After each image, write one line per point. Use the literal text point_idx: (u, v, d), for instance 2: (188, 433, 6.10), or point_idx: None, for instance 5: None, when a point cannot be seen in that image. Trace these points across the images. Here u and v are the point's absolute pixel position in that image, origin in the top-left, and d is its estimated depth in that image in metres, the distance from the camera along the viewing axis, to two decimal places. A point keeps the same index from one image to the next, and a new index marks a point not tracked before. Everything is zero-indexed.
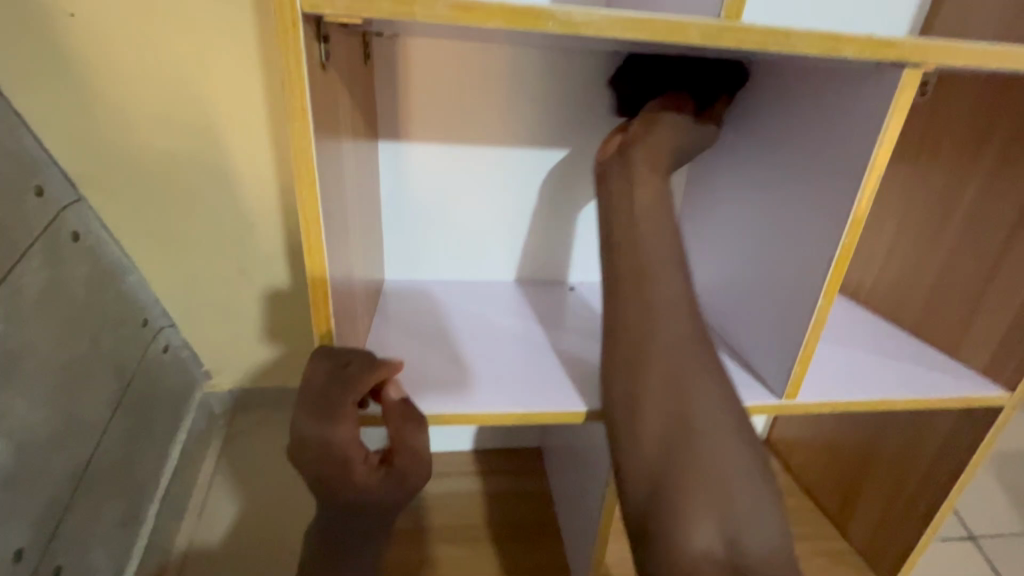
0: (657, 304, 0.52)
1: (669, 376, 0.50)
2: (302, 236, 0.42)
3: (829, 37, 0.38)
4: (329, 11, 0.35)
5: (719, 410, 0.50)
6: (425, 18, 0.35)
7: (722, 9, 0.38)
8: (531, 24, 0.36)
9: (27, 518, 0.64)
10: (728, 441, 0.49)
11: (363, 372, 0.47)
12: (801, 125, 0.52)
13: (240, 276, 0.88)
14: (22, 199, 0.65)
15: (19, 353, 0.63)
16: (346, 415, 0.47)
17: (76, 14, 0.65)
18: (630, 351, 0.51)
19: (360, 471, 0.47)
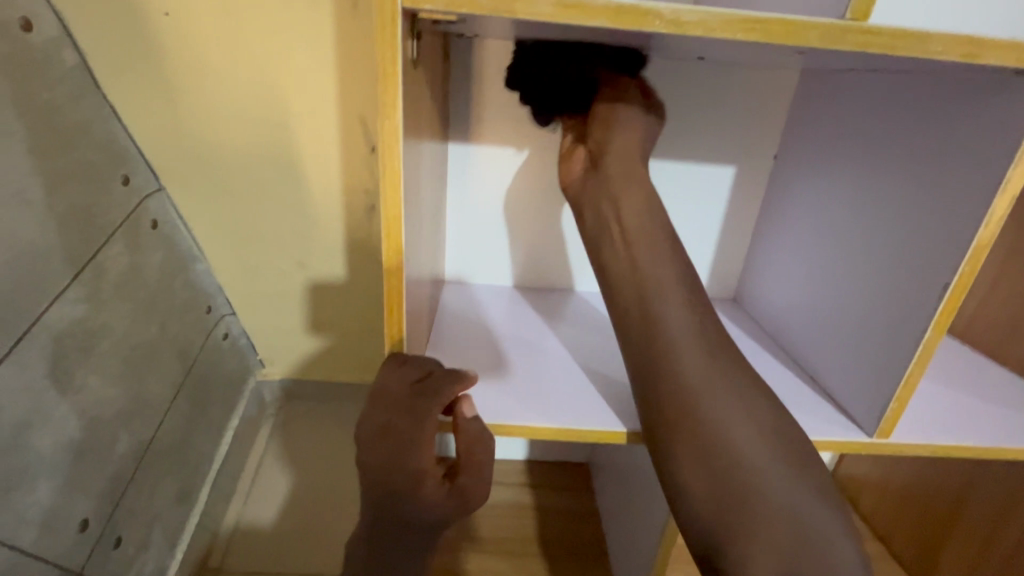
0: (671, 326, 0.48)
1: (704, 398, 0.46)
2: (382, 234, 0.42)
3: (966, 41, 0.35)
4: (430, 6, 0.34)
5: (762, 434, 0.45)
6: (527, 14, 0.34)
7: (848, 8, 0.34)
8: (637, 22, 0.34)
9: (93, 490, 0.67)
10: (781, 468, 0.44)
11: (446, 383, 0.46)
12: (905, 139, 0.48)
13: (299, 270, 0.90)
14: (109, 186, 0.69)
15: (97, 332, 0.66)
16: (428, 427, 0.45)
17: (171, 12, 0.68)
18: (660, 372, 0.47)
19: (432, 484, 0.45)
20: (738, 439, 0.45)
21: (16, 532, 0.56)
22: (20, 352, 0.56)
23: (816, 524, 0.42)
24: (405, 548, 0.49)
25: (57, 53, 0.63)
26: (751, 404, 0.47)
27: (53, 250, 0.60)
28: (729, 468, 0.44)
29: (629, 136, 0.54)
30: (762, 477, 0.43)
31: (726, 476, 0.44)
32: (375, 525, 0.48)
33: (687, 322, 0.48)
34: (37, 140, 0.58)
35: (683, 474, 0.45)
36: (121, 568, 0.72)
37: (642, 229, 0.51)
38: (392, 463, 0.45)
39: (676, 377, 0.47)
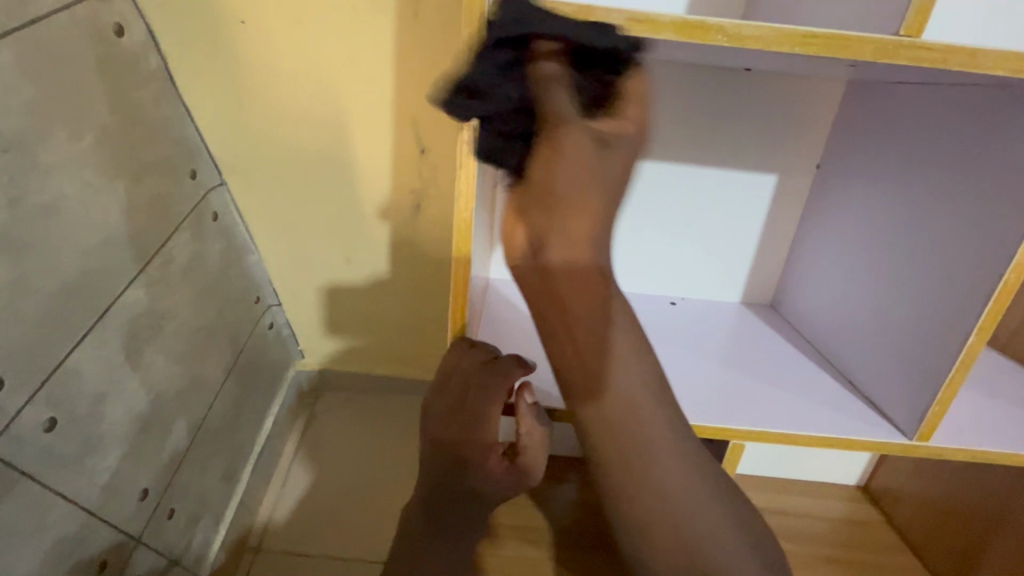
0: (619, 390, 0.47)
1: (628, 445, 0.46)
2: (453, 229, 0.46)
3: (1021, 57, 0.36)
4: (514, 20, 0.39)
5: (691, 478, 0.46)
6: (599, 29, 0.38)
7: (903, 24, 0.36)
8: (701, 37, 0.36)
9: (153, 462, 0.71)
10: (702, 511, 0.45)
11: (509, 368, 0.48)
12: (951, 151, 0.49)
13: (345, 263, 0.94)
14: (179, 179, 0.74)
15: (163, 314, 0.71)
16: (495, 404, 0.48)
17: (246, 21, 0.73)
18: (592, 426, 0.47)
19: (495, 458, 0.49)
20: (663, 486, 0.46)
21: (89, 494, 0.61)
22: (100, 328, 0.61)
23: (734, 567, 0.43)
24: (463, 520, 0.52)
25: (141, 57, 0.69)
26: (678, 451, 0.47)
27: (130, 236, 0.65)
28: (652, 509, 0.45)
29: (573, 173, 0.41)
30: (685, 518, 0.45)
31: (647, 516, 0.45)
32: (434, 494, 0.51)
33: (643, 391, 0.47)
34: (121, 136, 0.64)
35: (614, 509, 0.47)
36: (174, 538, 0.76)
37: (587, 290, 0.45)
38: (461, 433, 0.49)
39: (609, 435, 0.47)
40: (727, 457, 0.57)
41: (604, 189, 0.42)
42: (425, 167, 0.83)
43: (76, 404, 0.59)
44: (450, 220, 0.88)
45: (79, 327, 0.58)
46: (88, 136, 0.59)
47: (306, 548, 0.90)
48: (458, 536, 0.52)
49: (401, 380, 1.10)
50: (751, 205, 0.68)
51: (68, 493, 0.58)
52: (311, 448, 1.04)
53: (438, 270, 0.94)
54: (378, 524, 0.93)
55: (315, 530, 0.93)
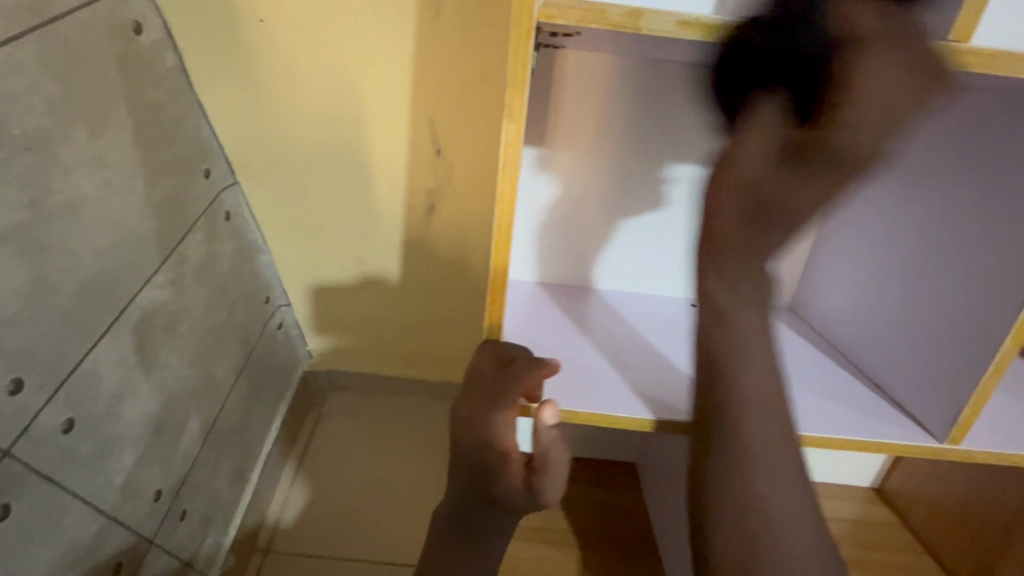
0: (747, 356, 0.49)
1: (744, 407, 0.48)
2: (492, 234, 0.45)
3: None
4: (563, 21, 0.41)
5: (783, 453, 0.48)
6: (650, 30, 0.41)
7: None
8: (741, 36, 0.42)
9: (167, 463, 0.71)
10: (780, 479, 0.47)
11: (525, 371, 0.47)
12: (978, 156, 0.49)
13: (357, 263, 0.94)
14: (194, 179, 0.74)
15: (178, 314, 0.71)
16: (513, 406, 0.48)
17: (264, 20, 0.72)
18: (721, 389, 0.49)
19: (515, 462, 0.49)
20: (756, 454, 0.47)
21: (104, 496, 0.61)
22: (118, 328, 0.61)
23: (793, 540, 0.45)
24: (487, 522, 0.52)
25: (158, 55, 0.68)
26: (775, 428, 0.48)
27: (147, 236, 0.65)
28: (745, 473, 0.47)
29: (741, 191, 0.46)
30: (763, 487, 0.47)
31: (737, 479, 0.47)
32: (459, 496, 0.52)
33: (752, 368, 0.49)
34: (139, 134, 0.63)
35: (713, 466, 0.48)
36: (185, 539, 0.76)
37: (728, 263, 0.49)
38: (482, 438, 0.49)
39: (730, 396, 0.49)
40: None
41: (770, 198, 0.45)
42: (441, 168, 0.83)
43: (93, 406, 0.58)
44: (465, 220, 0.88)
45: (96, 327, 0.58)
46: (108, 134, 0.59)
47: (316, 549, 0.90)
48: (485, 544, 0.52)
49: (412, 380, 1.09)
50: None
51: (84, 495, 0.58)
52: (321, 449, 1.04)
53: (451, 270, 0.94)
54: (390, 525, 0.93)
55: (325, 530, 0.92)
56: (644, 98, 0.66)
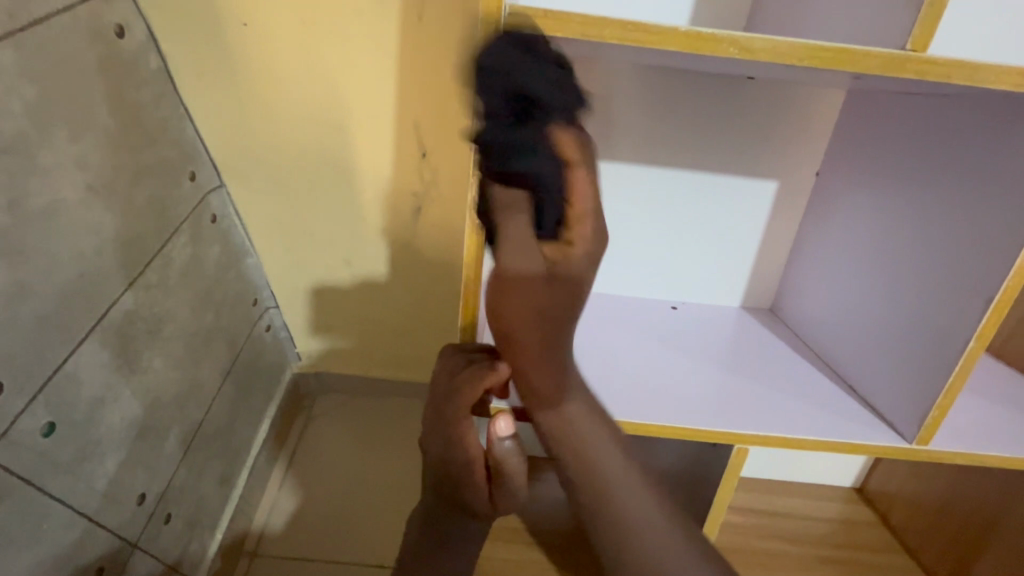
0: (571, 420, 0.49)
1: (585, 467, 0.48)
2: (464, 237, 0.45)
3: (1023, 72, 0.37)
4: (525, 31, 0.37)
5: (647, 497, 0.47)
6: (611, 38, 0.36)
7: (909, 39, 0.37)
8: (712, 48, 0.36)
9: (151, 466, 0.71)
10: (639, 495, 0.47)
11: (470, 381, 0.46)
12: (949, 161, 0.50)
13: (344, 266, 0.94)
14: (179, 182, 0.74)
15: (162, 317, 0.71)
16: (468, 416, 0.46)
17: (247, 23, 0.72)
18: (565, 452, 0.49)
19: (477, 474, 0.47)
20: (622, 508, 0.47)
21: (86, 499, 0.60)
22: (99, 331, 0.61)
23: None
24: (461, 529, 0.52)
25: (141, 59, 0.68)
26: (614, 443, 0.49)
27: (129, 239, 0.64)
28: (618, 527, 0.46)
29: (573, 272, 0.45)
30: (643, 537, 0.45)
31: (616, 533, 0.46)
32: (430, 506, 0.51)
33: (591, 427, 0.49)
34: (120, 137, 0.63)
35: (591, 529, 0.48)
36: (170, 543, 0.76)
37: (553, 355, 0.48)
38: (441, 450, 0.47)
39: (576, 459, 0.48)
40: (730, 462, 0.56)
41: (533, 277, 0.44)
42: (426, 171, 0.83)
43: (74, 410, 0.58)
44: (451, 223, 0.88)
45: (76, 331, 0.58)
46: (89, 138, 0.59)
47: (303, 552, 0.90)
48: (461, 543, 0.53)
49: (400, 383, 1.09)
50: (750, 210, 0.69)
51: (65, 498, 0.58)
52: (308, 452, 1.03)
53: (437, 273, 0.94)
54: (375, 528, 0.93)
55: (312, 533, 0.92)
56: (637, 104, 0.64)
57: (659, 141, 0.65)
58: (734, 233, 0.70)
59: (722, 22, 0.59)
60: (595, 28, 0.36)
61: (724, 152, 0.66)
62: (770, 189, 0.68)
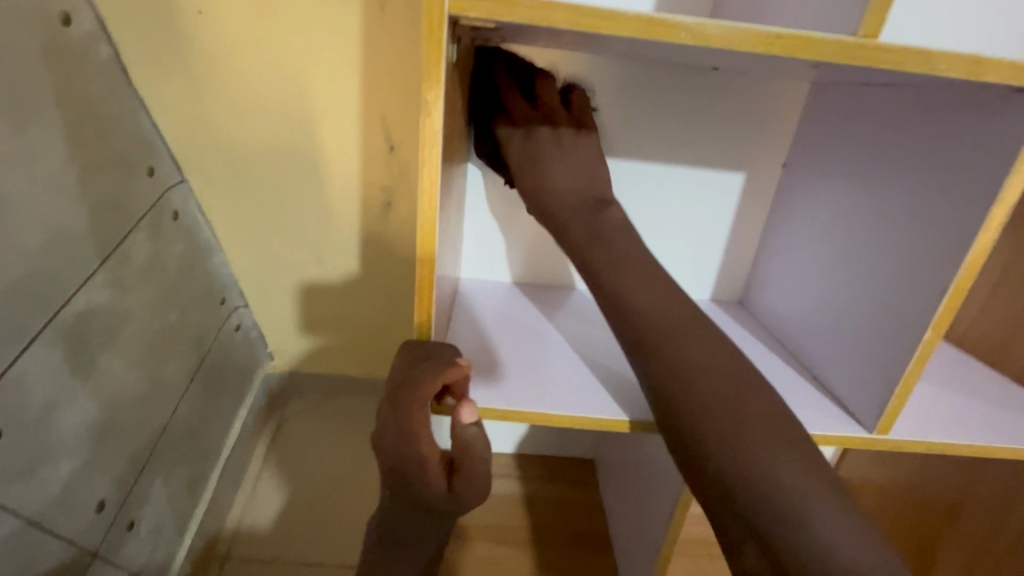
0: (629, 293, 0.48)
1: (687, 377, 0.45)
2: (418, 232, 0.44)
3: (975, 60, 0.37)
4: (474, 15, 0.35)
5: (747, 407, 0.44)
6: (561, 23, 0.35)
7: (863, 27, 0.37)
8: (665, 34, 0.36)
9: (110, 471, 0.68)
10: (691, 346, 0.46)
11: (430, 374, 0.44)
12: (909, 150, 0.50)
13: (314, 263, 0.92)
14: (136, 177, 0.71)
15: (120, 317, 0.69)
16: (424, 409, 0.44)
17: (204, 11, 0.70)
18: (660, 358, 0.46)
19: (434, 472, 0.45)
20: (716, 411, 0.43)
21: (39, 507, 0.58)
22: (50, 332, 0.58)
23: (809, 489, 0.40)
24: (419, 532, 0.50)
25: (92, 47, 0.65)
26: (655, 297, 0.48)
27: (81, 236, 0.62)
28: (731, 439, 0.42)
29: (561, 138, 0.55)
30: (722, 417, 0.43)
31: (725, 443, 0.42)
32: (388, 508, 0.49)
33: (626, 272, 0.49)
34: (69, 128, 0.60)
35: (683, 433, 0.44)
36: (134, 549, 0.73)
37: (556, 159, 0.54)
38: (395, 451, 0.44)
39: (673, 363, 0.46)
40: None
41: (548, 159, 0.54)
42: (395, 164, 0.82)
43: (23, 415, 0.56)
44: None
45: (22, 333, 0.55)
46: (34, 129, 0.56)
47: (274, 556, 0.88)
48: (420, 546, 0.51)
49: (374, 382, 1.08)
50: (720, 203, 0.69)
51: (16, 507, 0.55)
52: (280, 456, 1.01)
53: (409, 269, 0.92)
54: (348, 530, 0.91)
55: (286, 537, 0.90)
56: (603, 95, 0.63)
57: (625, 135, 0.65)
58: (704, 226, 0.70)
59: (686, 12, 0.59)
60: (546, 12, 0.35)
61: (693, 145, 0.65)
62: (739, 182, 0.68)
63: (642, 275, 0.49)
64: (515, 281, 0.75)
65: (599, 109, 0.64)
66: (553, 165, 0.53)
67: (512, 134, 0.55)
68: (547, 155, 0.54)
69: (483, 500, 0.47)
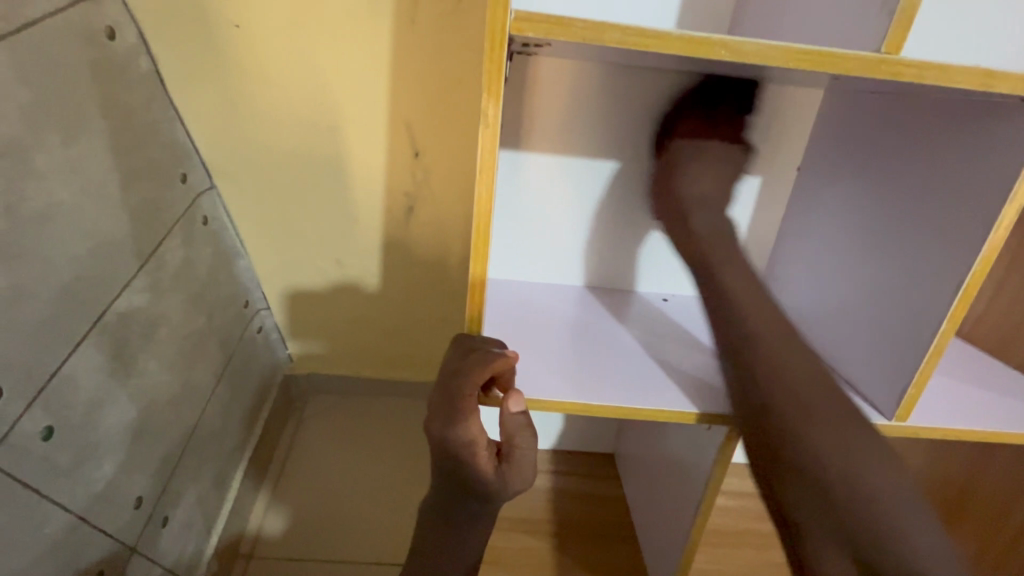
0: (742, 309, 0.54)
1: (779, 381, 0.51)
2: (470, 233, 0.46)
3: (985, 72, 0.40)
4: (529, 34, 0.38)
5: (836, 413, 0.50)
6: (609, 42, 0.38)
7: (882, 42, 0.39)
8: (704, 52, 0.38)
9: (147, 469, 0.70)
10: (790, 354, 0.52)
11: (479, 364, 0.46)
12: (923, 153, 0.53)
13: (337, 266, 0.94)
14: (170, 184, 0.74)
15: (156, 319, 0.71)
16: (473, 396, 0.47)
17: (240, 25, 0.73)
18: (750, 356, 0.53)
19: (482, 456, 0.48)
20: (809, 414, 0.50)
21: (85, 503, 0.60)
22: (94, 335, 0.60)
23: (886, 488, 0.46)
24: (468, 515, 0.53)
25: (132, 60, 0.68)
26: (763, 306, 0.55)
27: (122, 242, 0.64)
28: (816, 439, 0.48)
29: (718, 155, 0.62)
30: (809, 418, 0.49)
31: (813, 443, 0.48)
32: (439, 492, 0.52)
33: (749, 289, 0.56)
34: (111, 138, 0.63)
35: (768, 431, 0.50)
36: (167, 546, 0.75)
37: (715, 172, 0.61)
38: (446, 436, 0.47)
39: (761, 367, 0.52)
40: (723, 445, 0.59)
41: (715, 173, 0.61)
42: (419, 170, 0.84)
43: (71, 414, 0.58)
44: (444, 222, 0.89)
45: (71, 335, 0.57)
46: (82, 141, 0.58)
47: (301, 552, 0.90)
48: (467, 531, 0.54)
49: (393, 382, 1.10)
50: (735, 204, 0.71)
51: (65, 502, 0.57)
52: (301, 455, 1.03)
53: (429, 272, 0.95)
54: (372, 527, 0.93)
55: (310, 534, 0.92)
56: (627, 102, 0.66)
57: (647, 140, 0.68)
58: None
59: (704, 24, 0.62)
60: (594, 31, 0.38)
61: None
62: (755, 185, 0.70)
63: (746, 272, 0.57)
64: (538, 281, 0.77)
65: (625, 113, 0.66)
66: (710, 173, 0.61)
67: (683, 140, 0.62)
68: (714, 162, 0.61)
69: (529, 481, 0.50)
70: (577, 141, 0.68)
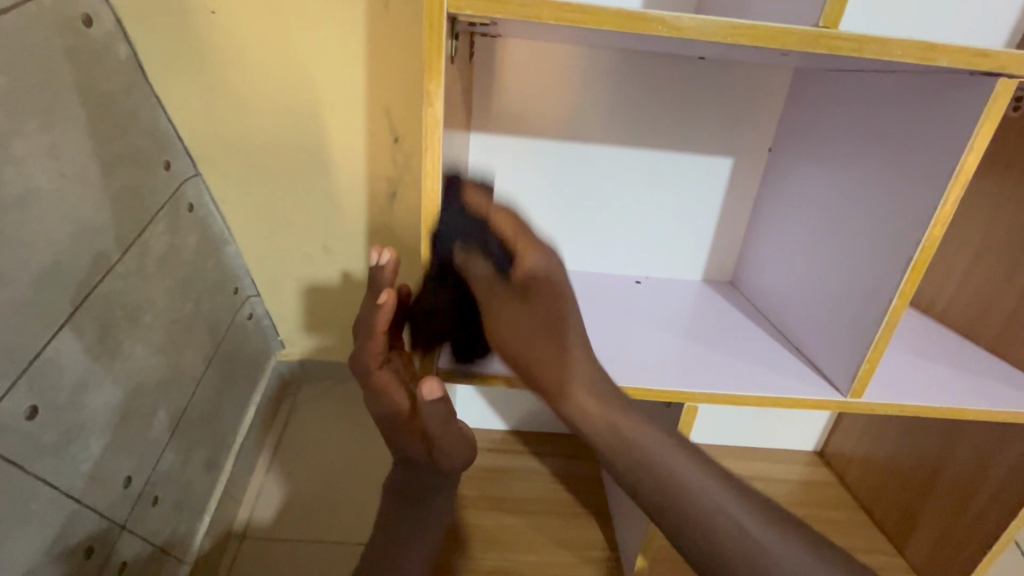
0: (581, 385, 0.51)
1: (704, 516, 0.46)
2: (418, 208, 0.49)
3: (928, 47, 0.40)
4: (468, 12, 0.39)
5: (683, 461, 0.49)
6: (548, 18, 0.38)
7: (821, 17, 0.40)
8: (643, 27, 0.39)
9: (135, 450, 0.72)
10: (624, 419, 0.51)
11: (365, 336, 0.55)
12: (884, 129, 0.53)
13: (323, 252, 0.95)
14: (153, 170, 0.75)
15: (142, 304, 0.72)
16: (377, 364, 0.54)
17: (216, 11, 0.73)
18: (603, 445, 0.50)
19: (407, 420, 0.54)
20: (665, 473, 0.48)
21: (73, 481, 0.62)
22: (78, 318, 0.62)
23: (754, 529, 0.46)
24: (424, 486, 0.57)
25: (111, 47, 0.69)
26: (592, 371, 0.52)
27: (104, 227, 0.66)
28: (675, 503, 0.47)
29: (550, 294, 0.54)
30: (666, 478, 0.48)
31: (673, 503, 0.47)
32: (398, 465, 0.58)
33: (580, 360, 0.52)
34: (90, 124, 0.64)
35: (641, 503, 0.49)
36: (159, 525, 0.77)
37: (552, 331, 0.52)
38: (377, 408, 0.55)
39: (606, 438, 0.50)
40: (682, 420, 0.60)
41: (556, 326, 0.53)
42: (399, 155, 0.85)
43: (58, 394, 0.59)
44: None
45: (54, 317, 0.59)
46: (61, 128, 0.60)
47: (292, 533, 0.92)
48: (432, 499, 0.57)
49: None
50: (709, 186, 0.72)
51: (52, 480, 0.59)
52: (293, 438, 1.06)
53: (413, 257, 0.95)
54: (359, 506, 0.96)
55: (299, 516, 0.94)
56: (595, 84, 0.66)
57: (616, 122, 0.68)
58: (694, 211, 0.73)
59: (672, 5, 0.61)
60: (535, 8, 0.38)
61: (682, 132, 0.68)
62: (727, 167, 0.71)
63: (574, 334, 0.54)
64: None
65: (592, 94, 0.66)
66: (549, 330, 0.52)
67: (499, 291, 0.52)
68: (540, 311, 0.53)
69: (461, 451, 0.54)
70: (549, 124, 0.68)
